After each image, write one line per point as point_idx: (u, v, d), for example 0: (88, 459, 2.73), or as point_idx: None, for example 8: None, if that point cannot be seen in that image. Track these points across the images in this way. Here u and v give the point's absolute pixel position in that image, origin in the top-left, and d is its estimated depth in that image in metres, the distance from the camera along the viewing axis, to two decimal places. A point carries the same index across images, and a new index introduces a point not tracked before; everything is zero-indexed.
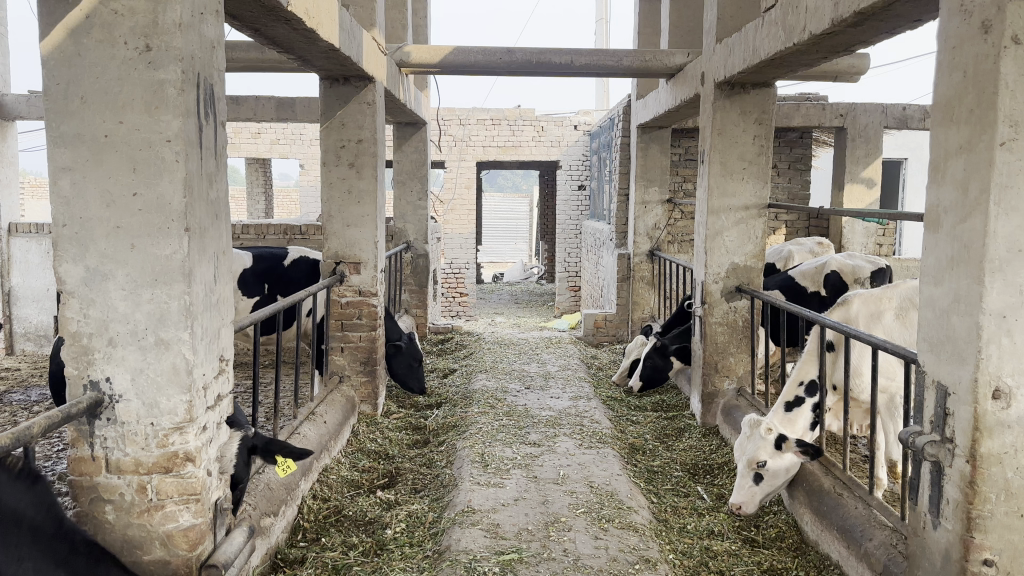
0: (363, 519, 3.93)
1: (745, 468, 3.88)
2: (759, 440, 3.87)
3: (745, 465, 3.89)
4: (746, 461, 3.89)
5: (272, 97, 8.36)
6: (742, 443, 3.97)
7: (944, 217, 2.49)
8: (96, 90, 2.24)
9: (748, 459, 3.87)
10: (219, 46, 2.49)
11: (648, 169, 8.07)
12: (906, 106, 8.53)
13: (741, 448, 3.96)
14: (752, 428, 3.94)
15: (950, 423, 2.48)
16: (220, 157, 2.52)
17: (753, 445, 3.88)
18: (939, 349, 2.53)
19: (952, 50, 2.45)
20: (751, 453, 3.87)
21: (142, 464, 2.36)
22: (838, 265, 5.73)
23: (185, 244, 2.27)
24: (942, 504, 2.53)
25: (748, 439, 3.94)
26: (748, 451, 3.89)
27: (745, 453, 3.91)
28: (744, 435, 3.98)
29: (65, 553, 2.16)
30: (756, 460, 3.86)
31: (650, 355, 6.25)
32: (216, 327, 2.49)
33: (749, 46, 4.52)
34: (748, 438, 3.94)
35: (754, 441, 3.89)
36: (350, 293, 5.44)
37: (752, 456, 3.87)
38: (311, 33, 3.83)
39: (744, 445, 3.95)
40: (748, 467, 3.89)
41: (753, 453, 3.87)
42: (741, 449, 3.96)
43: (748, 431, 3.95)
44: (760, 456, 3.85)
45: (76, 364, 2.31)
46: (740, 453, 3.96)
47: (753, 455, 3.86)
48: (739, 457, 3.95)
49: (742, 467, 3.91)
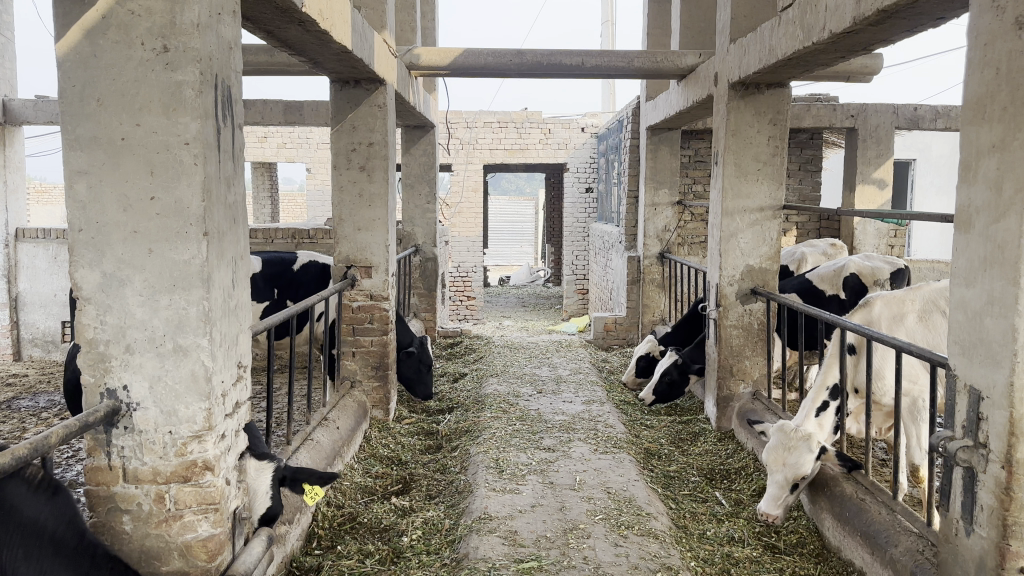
0: (378, 526, 3.89)
1: (786, 481, 3.78)
2: (805, 453, 3.78)
3: (787, 477, 3.79)
4: (788, 473, 3.78)
5: (279, 100, 8.34)
6: (778, 452, 3.84)
7: (976, 217, 2.43)
8: (113, 92, 2.20)
9: (793, 473, 3.77)
10: (236, 48, 2.45)
11: (658, 171, 8.01)
12: (917, 106, 8.47)
13: (779, 459, 3.82)
14: (793, 440, 3.82)
15: (984, 427, 2.43)
16: (238, 160, 2.48)
17: (799, 458, 3.77)
18: (972, 352, 2.48)
19: (983, 47, 2.40)
20: (797, 466, 3.77)
21: (160, 473, 2.31)
22: (857, 267, 5.67)
23: (204, 249, 2.23)
24: (976, 510, 2.47)
25: (789, 450, 3.81)
26: (794, 464, 3.77)
27: (787, 466, 3.79)
28: (781, 445, 3.84)
29: (86, 567, 2.12)
30: (800, 474, 3.78)
31: (669, 369, 6.00)
32: (234, 333, 2.44)
33: (764, 45, 4.47)
34: (788, 450, 3.81)
35: (798, 454, 3.79)
36: (362, 297, 5.39)
37: (797, 469, 3.77)
38: (324, 35, 3.80)
39: (783, 457, 3.81)
40: (786, 479, 3.79)
41: (799, 467, 3.77)
42: (778, 459, 3.82)
43: (789, 441, 3.82)
44: (805, 470, 3.77)
45: (93, 371, 2.27)
46: (776, 463, 3.83)
47: (798, 469, 3.77)
48: (777, 467, 3.82)
49: (780, 478, 3.80)
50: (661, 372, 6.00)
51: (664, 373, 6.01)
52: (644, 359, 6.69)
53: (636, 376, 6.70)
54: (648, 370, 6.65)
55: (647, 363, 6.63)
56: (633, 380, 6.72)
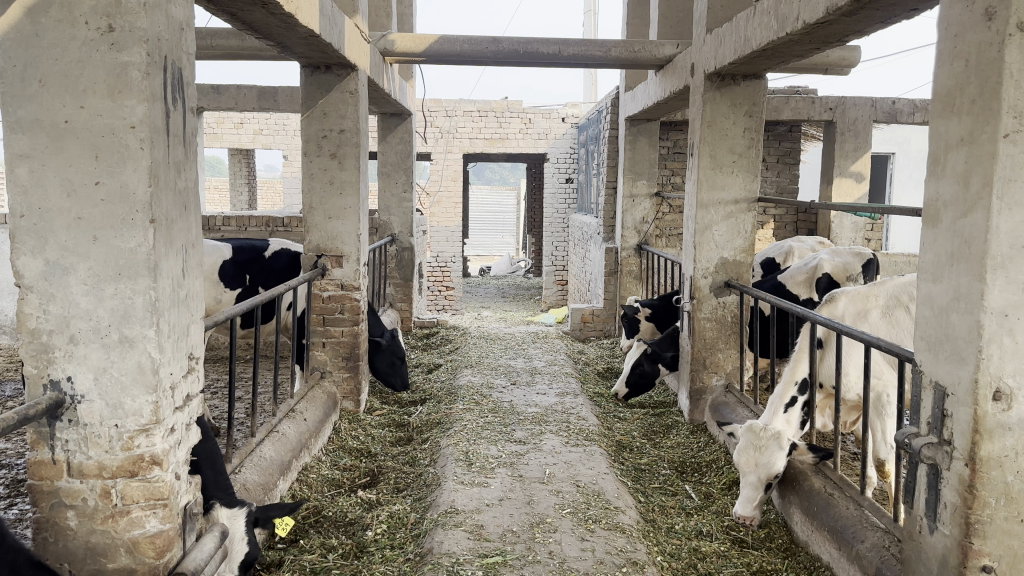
0: (343, 520, 3.83)
1: (761, 482, 3.72)
2: (777, 452, 3.74)
3: (760, 478, 3.73)
4: (761, 474, 3.72)
5: (253, 85, 8.20)
6: (750, 454, 3.78)
7: (944, 211, 2.40)
8: (56, 73, 2.11)
9: (766, 472, 3.71)
10: (188, 28, 2.37)
11: (637, 162, 7.96)
12: (896, 99, 8.46)
13: (751, 460, 3.76)
14: (762, 440, 3.77)
15: (948, 424, 2.41)
16: (189, 145, 2.40)
17: (770, 458, 3.72)
18: (937, 348, 2.46)
19: (953, 38, 2.36)
20: (769, 466, 3.72)
21: (106, 467, 2.24)
22: (830, 268, 5.62)
23: (151, 236, 2.15)
24: (939, 508, 2.46)
25: (761, 451, 3.75)
26: (765, 463, 3.72)
27: (759, 467, 3.73)
28: (752, 445, 3.79)
29: (5, 572, 2.03)
30: (774, 473, 3.72)
31: (640, 361, 5.93)
32: (185, 324, 2.37)
33: (740, 35, 4.42)
34: (760, 450, 3.76)
35: (770, 454, 3.74)
36: (332, 287, 5.31)
37: (770, 469, 3.72)
38: (289, 18, 3.72)
39: (755, 458, 3.75)
40: (759, 480, 3.73)
41: (772, 467, 3.72)
42: (750, 460, 3.76)
43: (758, 441, 3.77)
44: (777, 469, 3.72)
45: (36, 363, 2.18)
46: (748, 465, 3.76)
47: (770, 468, 3.72)
48: (749, 468, 3.75)
49: (754, 479, 3.73)
50: (632, 364, 5.92)
51: (634, 365, 5.92)
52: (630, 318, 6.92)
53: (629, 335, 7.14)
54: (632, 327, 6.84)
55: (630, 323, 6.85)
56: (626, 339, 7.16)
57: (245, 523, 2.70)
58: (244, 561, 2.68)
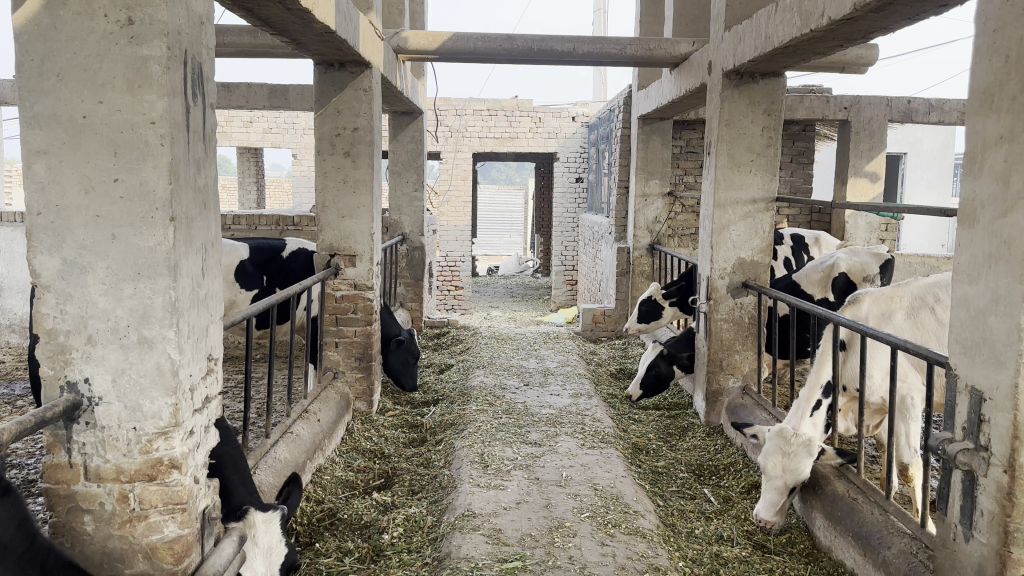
0: (359, 523, 3.77)
1: (786, 487, 3.65)
2: (805, 458, 3.66)
3: (786, 483, 3.66)
4: (788, 479, 3.65)
5: (264, 84, 8.16)
6: (777, 459, 3.70)
7: (981, 211, 2.34)
8: (74, 67, 2.06)
9: (794, 479, 3.65)
10: (208, 22, 2.32)
11: (650, 162, 7.89)
12: (912, 99, 8.37)
13: (778, 465, 3.68)
14: (792, 445, 3.69)
15: (986, 430, 2.35)
16: (208, 142, 2.35)
17: (799, 464, 3.65)
18: (974, 352, 2.39)
19: (992, 33, 2.29)
20: (797, 472, 3.65)
21: (124, 471, 2.19)
22: (847, 267, 5.51)
23: (171, 235, 2.10)
24: (976, 516, 2.40)
25: (790, 457, 3.67)
26: (792, 469, 3.65)
27: (787, 472, 3.65)
28: (781, 450, 3.71)
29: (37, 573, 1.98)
30: (799, 479, 3.66)
31: (656, 362, 5.85)
32: (204, 324, 2.33)
33: (760, 33, 4.36)
34: (788, 455, 3.68)
35: (798, 460, 3.66)
36: (345, 287, 5.27)
37: (797, 475, 3.65)
38: (306, 14, 3.68)
39: (782, 463, 3.67)
40: (785, 484, 3.66)
41: (799, 473, 3.65)
42: (778, 465, 3.68)
43: (786, 446, 3.70)
44: (803, 475, 3.66)
45: (52, 364, 2.14)
46: (775, 470, 3.68)
47: (798, 475, 3.65)
48: (777, 473, 3.67)
49: (780, 485, 3.66)
50: (648, 365, 5.84)
51: (651, 366, 5.85)
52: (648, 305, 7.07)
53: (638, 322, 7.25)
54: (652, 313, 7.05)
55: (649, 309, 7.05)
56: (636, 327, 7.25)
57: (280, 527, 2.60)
58: (285, 567, 2.55)
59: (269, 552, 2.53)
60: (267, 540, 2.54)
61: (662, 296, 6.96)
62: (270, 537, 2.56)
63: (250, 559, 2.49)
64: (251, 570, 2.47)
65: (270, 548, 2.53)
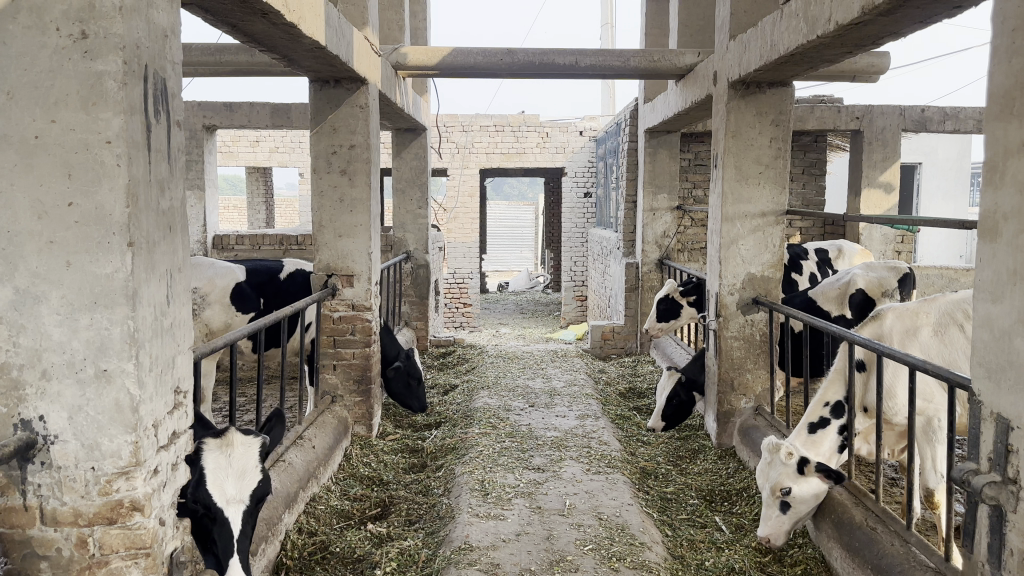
0: (351, 557, 3.61)
1: (769, 497, 3.54)
2: (782, 466, 3.52)
3: (769, 492, 3.55)
4: (768, 488, 3.55)
5: (266, 103, 8.09)
6: (762, 469, 3.62)
7: (1004, 223, 2.16)
8: (24, 84, 1.93)
9: (771, 487, 3.53)
10: (172, 35, 2.18)
11: (657, 175, 7.72)
12: (925, 108, 8.17)
13: (762, 475, 3.60)
14: (772, 453, 3.58)
15: (1014, 461, 2.16)
16: (174, 162, 2.21)
17: (777, 473, 3.53)
18: (999, 375, 2.21)
19: (1012, 33, 2.12)
20: (773, 479, 3.53)
21: (82, 514, 2.04)
22: (865, 283, 5.32)
23: (129, 261, 1.97)
24: (1004, 555, 2.21)
25: (769, 464, 3.58)
26: (771, 478, 3.54)
27: (767, 480, 3.56)
28: (764, 461, 3.61)
29: None
30: (780, 487, 3.51)
31: (676, 391, 5.56)
32: (170, 355, 2.19)
33: (766, 41, 4.19)
34: (768, 464, 3.58)
35: (776, 468, 3.54)
36: (342, 307, 5.13)
37: (774, 483, 3.53)
38: (292, 29, 3.55)
39: (765, 473, 3.59)
40: (771, 495, 3.54)
41: (777, 480, 3.52)
42: (762, 475, 3.61)
43: (768, 456, 3.59)
44: (784, 483, 3.51)
45: (5, 401, 2.00)
46: (762, 480, 3.61)
47: (778, 483, 3.52)
48: (761, 484, 3.60)
49: (765, 495, 3.57)
50: (668, 396, 5.55)
51: (671, 396, 5.55)
52: (663, 304, 6.90)
53: (654, 322, 7.06)
54: (669, 313, 6.89)
55: (667, 308, 6.87)
56: (655, 327, 7.09)
57: (258, 454, 2.56)
58: (257, 494, 2.51)
59: (243, 477, 2.48)
60: (242, 462, 2.50)
61: (679, 293, 6.84)
62: (246, 461, 2.51)
63: (220, 478, 2.43)
64: (221, 492, 2.40)
65: (245, 472, 2.49)
